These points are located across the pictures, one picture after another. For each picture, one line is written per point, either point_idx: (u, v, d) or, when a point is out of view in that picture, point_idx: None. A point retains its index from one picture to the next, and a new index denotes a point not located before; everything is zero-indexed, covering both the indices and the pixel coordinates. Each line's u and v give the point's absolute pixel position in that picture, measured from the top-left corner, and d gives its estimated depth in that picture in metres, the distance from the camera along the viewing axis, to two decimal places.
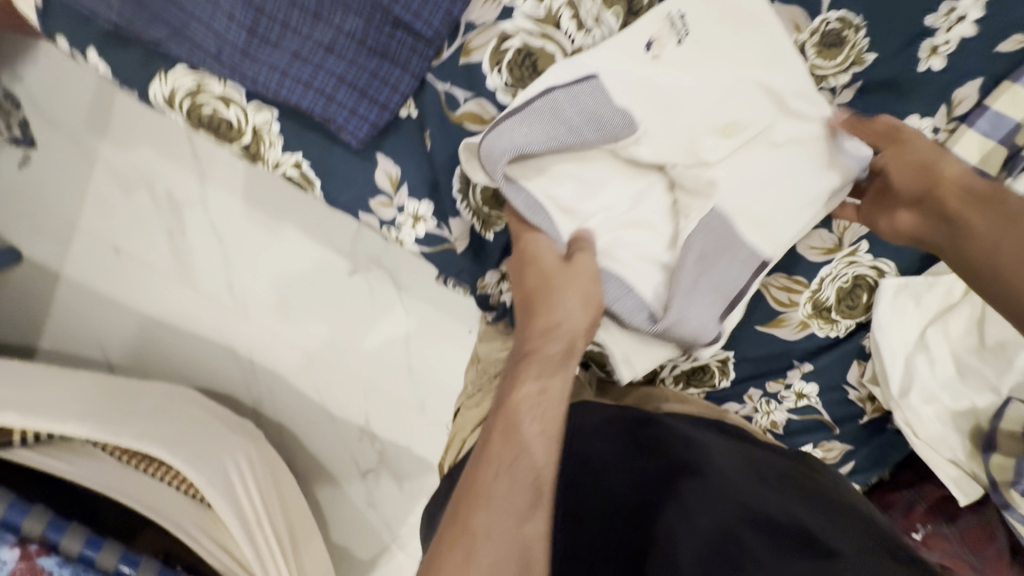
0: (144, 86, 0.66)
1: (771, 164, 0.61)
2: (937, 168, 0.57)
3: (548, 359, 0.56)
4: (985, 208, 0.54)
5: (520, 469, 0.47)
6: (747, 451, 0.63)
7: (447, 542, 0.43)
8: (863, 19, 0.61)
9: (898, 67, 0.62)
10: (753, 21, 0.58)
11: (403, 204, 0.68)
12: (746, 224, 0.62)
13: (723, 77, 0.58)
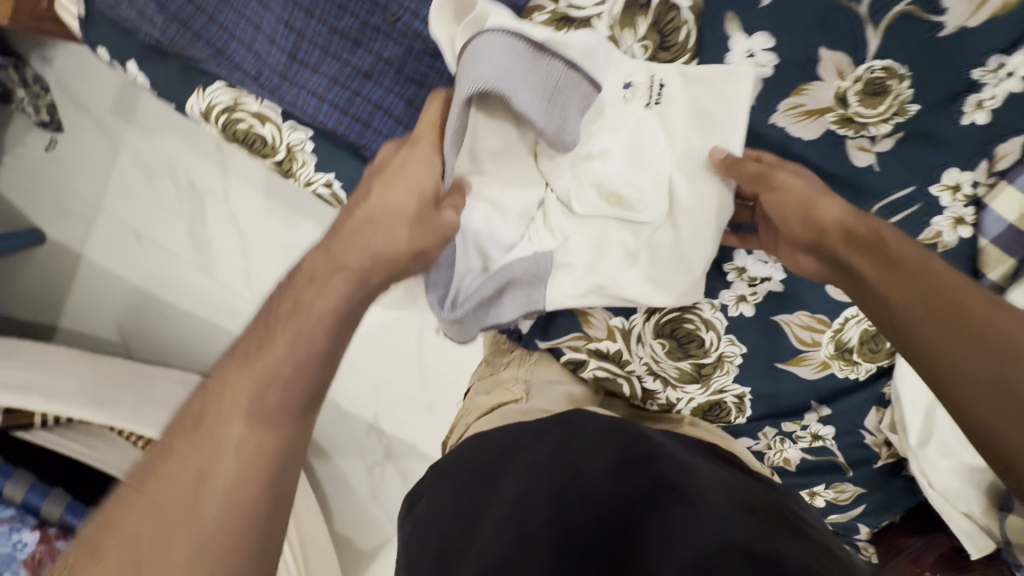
0: (181, 100, 0.66)
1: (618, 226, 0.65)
2: (920, 269, 0.51)
3: (350, 273, 0.50)
4: (963, 329, 0.48)
5: (300, 359, 0.47)
6: (747, 485, 0.58)
7: (189, 430, 0.45)
8: (908, 70, 0.60)
9: (942, 119, 0.61)
10: (716, 106, 0.59)
11: None
12: (552, 288, 0.66)
13: (661, 154, 0.61)
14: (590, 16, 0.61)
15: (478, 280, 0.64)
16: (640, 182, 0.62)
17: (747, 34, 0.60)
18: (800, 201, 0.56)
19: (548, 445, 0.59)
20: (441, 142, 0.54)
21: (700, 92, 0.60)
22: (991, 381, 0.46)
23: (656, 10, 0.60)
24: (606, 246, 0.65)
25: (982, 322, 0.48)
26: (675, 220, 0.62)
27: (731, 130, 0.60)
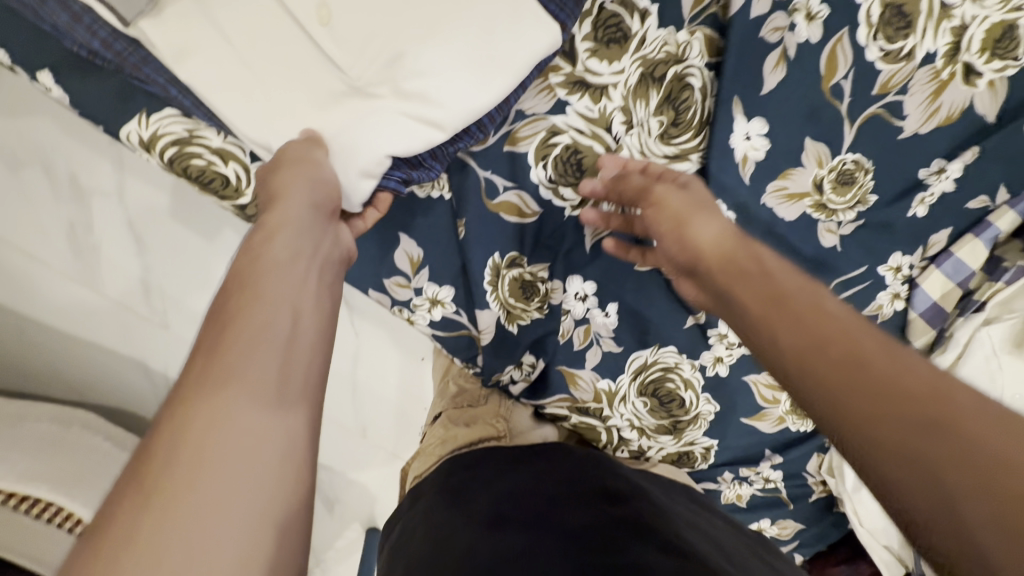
0: (115, 125, 0.55)
1: (348, 113, 0.50)
2: (830, 322, 0.37)
3: None
4: (899, 404, 0.32)
5: None
6: (706, 518, 0.59)
7: None
8: (871, 164, 0.67)
9: (895, 212, 0.69)
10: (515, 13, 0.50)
11: (421, 287, 0.64)
12: (188, 61, 0.48)
13: (430, 16, 0.49)
14: (606, 84, 0.59)
15: None
16: (367, 36, 0.49)
17: (747, 117, 0.62)
18: (675, 217, 0.50)
19: (520, 472, 0.57)
20: None
21: (495, 16, 0.50)
22: (972, 500, 0.28)
23: (669, 86, 0.60)
24: (307, 104, 0.50)
25: (927, 391, 0.31)
26: (393, 93, 0.49)
27: (519, 61, 0.51)
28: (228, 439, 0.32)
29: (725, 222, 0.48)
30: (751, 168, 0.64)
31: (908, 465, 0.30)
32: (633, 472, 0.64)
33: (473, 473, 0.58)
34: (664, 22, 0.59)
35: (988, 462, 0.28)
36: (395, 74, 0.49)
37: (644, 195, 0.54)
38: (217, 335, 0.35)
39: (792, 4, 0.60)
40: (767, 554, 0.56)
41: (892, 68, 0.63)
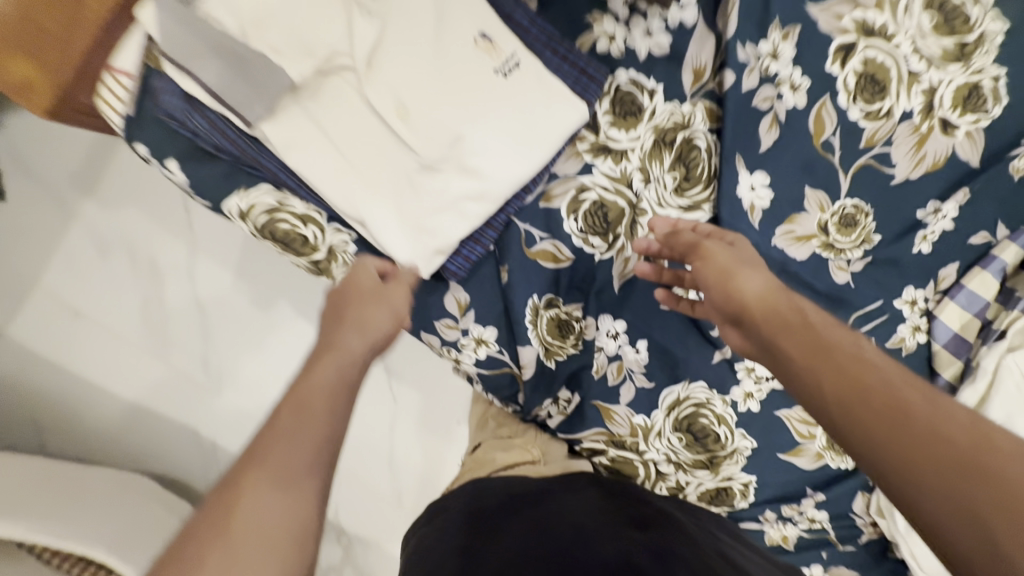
0: (219, 199, 0.65)
1: (418, 184, 0.61)
2: (871, 373, 0.42)
3: None
4: (944, 453, 0.37)
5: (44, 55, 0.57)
6: (736, 544, 0.60)
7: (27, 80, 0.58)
8: (870, 207, 0.74)
9: (902, 249, 0.75)
10: (555, 99, 0.62)
11: (468, 328, 0.70)
12: (289, 145, 0.59)
13: (483, 103, 0.60)
14: (624, 148, 0.69)
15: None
16: (433, 121, 0.59)
17: (750, 171, 0.71)
18: (720, 270, 0.55)
19: (551, 504, 0.60)
20: None
21: (536, 104, 0.62)
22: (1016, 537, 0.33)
23: (679, 147, 0.70)
24: (383, 177, 0.61)
25: (971, 443, 0.37)
26: (455, 166, 0.61)
27: (555, 138, 0.63)
28: (255, 515, 0.37)
29: (767, 277, 0.55)
30: (759, 215, 0.72)
31: (954, 509, 0.35)
32: (663, 500, 0.67)
33: (505, 505, 0.62)
34: (670, 98, 0.69)
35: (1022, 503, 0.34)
36: (459, 154, 0.60)
37: (695, 251, 0.59)
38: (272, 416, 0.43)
39: (777, 79, 0.70)
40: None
41: (874, 125, 0.72)
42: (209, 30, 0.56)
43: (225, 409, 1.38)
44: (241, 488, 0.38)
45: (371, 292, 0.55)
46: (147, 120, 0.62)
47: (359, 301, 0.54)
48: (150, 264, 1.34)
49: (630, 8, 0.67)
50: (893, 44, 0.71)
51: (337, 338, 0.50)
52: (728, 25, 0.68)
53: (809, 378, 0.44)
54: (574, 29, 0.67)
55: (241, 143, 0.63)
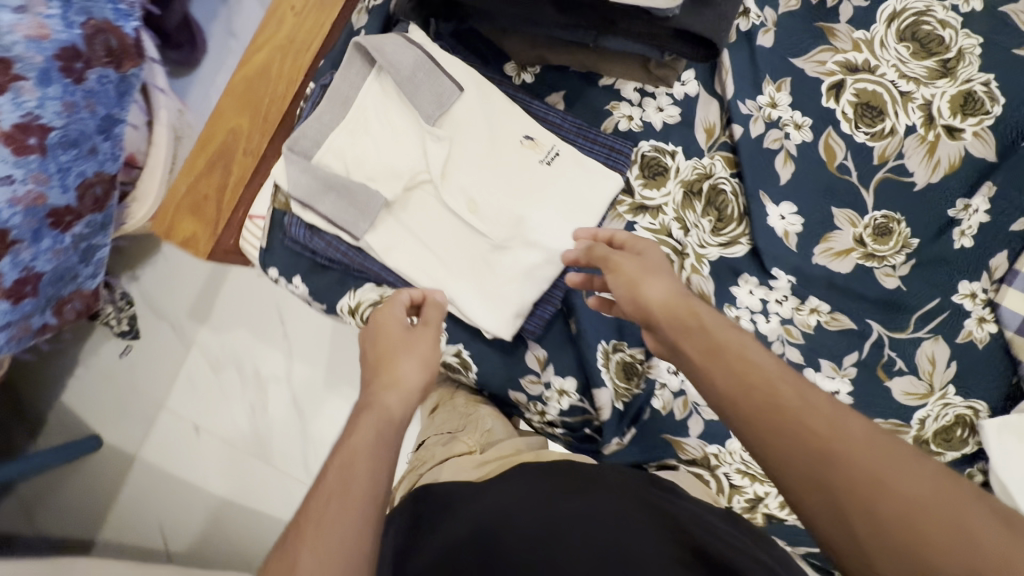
0: (333, 301, 0.79)
1: (491, 262, 0.74)
2: (755, 375, 0.47)
3: (212, 155, 0.78)
4: (802, 442, 0.43)
5: (207, 226, 0.78)
6: (706, 516, 0.59)
7: (191, 239, 0.78)
8: (900, 215, 0.80)
9: (942, 245, 0.79)
10: (596, 171, 0.75)
11: (550, 380, 0.79)
12: (388, 249, 0.74)
13: (536, 190, 0.74)
14: (659, 203, 0.80)
15: (233, 144, 0.78)
16: (499, 210, 0.73)
17: (776, 203, 0.80)
18: (628, 282, 0.59)
19: (511, 497, 0.59)
20: (298, 95, 0.79)
21: (579, 180, 0.75)
22: (860, 515, 0.40)
23: (707, 195, 0.80)
24: (464, 260, 0.74)
25: (826, 428, 0.43)
26: (520, 243, 0.73)
27: (600, 203, 0.74)
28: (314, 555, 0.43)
29: (671, 283, 0.58)
30: (794, 240, 0.80)
31: (814, 492, 0.42)
32: (619, 475, 0.65)
33: (450, 504, 0.61)
34: (689, 156, 0.80)
35: (866, 487, 0.40)
36: (522, 232, 0.73)
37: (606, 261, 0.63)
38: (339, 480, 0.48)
39: (780, 122, 0.81)
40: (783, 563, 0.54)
41: (882, 142, 0.80)
42: (323, 172, 0.73)
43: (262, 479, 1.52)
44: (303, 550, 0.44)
45: (404, 350, 0.61)
46: (278, 249, 0.80)
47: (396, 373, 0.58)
48: (257, 375, 1.55)
49: (641, 93, 0.81)
50: (879, 74, 0.81)
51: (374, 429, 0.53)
52: (726, 88, 0.80)
53: (708, 380, 0.50)
54: (597, 116, 0.81)
55: (341, 248, 0.76)
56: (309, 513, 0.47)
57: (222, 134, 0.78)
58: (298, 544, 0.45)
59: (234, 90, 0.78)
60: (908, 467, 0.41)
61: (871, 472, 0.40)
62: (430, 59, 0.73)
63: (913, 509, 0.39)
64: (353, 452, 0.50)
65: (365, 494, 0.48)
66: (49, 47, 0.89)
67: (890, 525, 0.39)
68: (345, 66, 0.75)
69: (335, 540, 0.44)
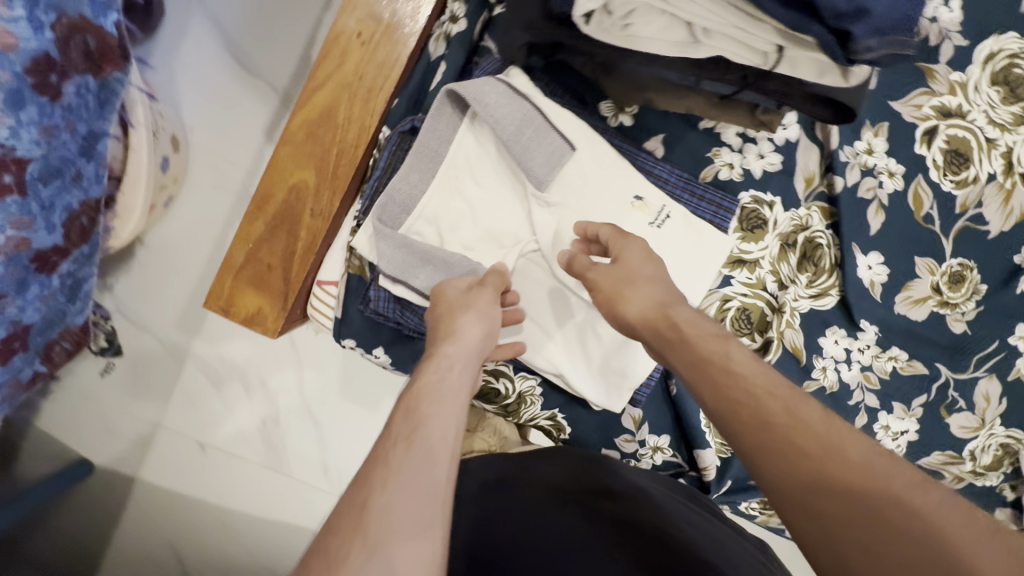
0: None
1: (599, 333, 0.72)
2: (739, 393, 0.46)
3: (271, 217, 0.66)
4: (806, 461, 0.42)
5: (270, 296, 0.67)
6: (725, 533, 0.67)
7: (253, 313, 0.68)
8: (973, 262, 0.83)
9: (1006, 290, 0.83)
10: (709, 234, 0.71)
11: (645, 438, 0.78)
12: None
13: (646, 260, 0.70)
14: (756, 257, 0.78)
15: (295, 203, 0.66)
16: None
17: (865, 253, 0.80)
18: (607, 298, 0.59)
19: (551, 494, 0.68)
20: (370, 143, 0.67)
21: (690, 245, 0.71)
22: (856, 544, 0.39)
23: (802, 247, 0.79)
24: (571, 331, 0.72)
25: (823, 446, 0.42)
26: None
27: (710, 270, 0.71)
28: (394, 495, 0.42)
29: (654, 290, 0.57)
30: (879, 290, 0.81)
31: (809, 518, 0.41)
32: (659, 491, 0.71)
33: (498, 495, 0.68)
34: (788, 207, 0.78)
35: (865, 516, 0.39)
36: None
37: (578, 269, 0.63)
38: (409, 434, 0.45)
39: (876, 170, 0.79)
40: (762, 556, 0.66)
41: (964, 191, 0.81)
42: (419, 244, 0.65)
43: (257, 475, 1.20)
44: (372, 488, 0.42)
45: (468, 312, 0.57)
46: (356, 320, 0.72)
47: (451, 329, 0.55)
48: (263, 387, 1.19)
49: (742, 138, 0.76)
50: (970, 119, 0.80)
51: (441, 385, 0.50)
52: (830, 138, 0.77)
53: (702, 391, 0.49)
54: (698, 164, 0.76)
55: None
56: (376, 456, 0.45)
57: (282, 193, 0.66)
58: (367, 484, 0.42)
59: (294, 137, 0.66)
60: (913, 496, 0.38)
61: (869, 498, 0.39)
62: (540, 114, 0.66)
63: (913, 542, 0.37)
64: (423, 397, 0.49)
65: (440, 451, 0.46)
66: (17, 62, 0.61)
67: (886, 554, 0.37)
68: (435, 116, 0.66)
69: (408, 488, 0.42)
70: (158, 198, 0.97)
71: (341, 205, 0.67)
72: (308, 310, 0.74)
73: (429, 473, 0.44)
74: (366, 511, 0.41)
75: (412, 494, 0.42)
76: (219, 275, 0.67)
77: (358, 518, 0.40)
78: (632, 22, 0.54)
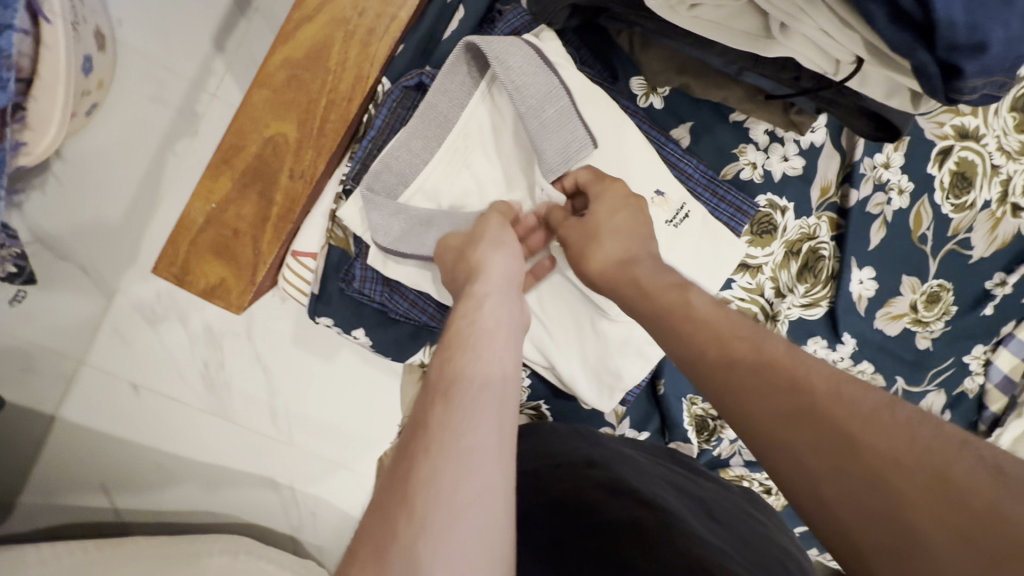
0: (403, 355, 0.68)
1: (596, 335, 0.67)
2: (703, 334, 0.44)
3: (243, 175, 0.57)
4: (782, 394, 0.38)
5: (235, 264, 0.57)
6: (714, 492, 0.65)
7: (215, 284, 0.58)
8: (951, 284, 0.85)
9: (971, 312, 0.87)
10: (726, 238, 0.67)
11: (623, 432, 0.78)
12: None
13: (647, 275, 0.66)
14: (760, 262, 0.75)
15: (273, 160, 0.56)
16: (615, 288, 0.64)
17: (860, 267, 0.79)
18: (582, 238, 0.56)
19: (534, 464, 0.64)
20: (366, 97, 0.57)
21: (703, 252, 0.67)
22: (834, 479, 0.35)
23: (805, 256, 0.77)
24: (568, 327, 0.67)
25: (792, 377, 0.39)
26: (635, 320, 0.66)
27: (718, 277, 0.68)
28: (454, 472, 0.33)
29: (624, 237, 0.55)
30: (865, 304, 0.81)
31: (782, 455, 0.37)
32: (642, 455, 0.67)
33: None
34: (800, 214, 0.75)
35: (836, 445, 0.35)
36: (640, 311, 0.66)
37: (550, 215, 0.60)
38: (449, 388, 0.38)
39: (887, 185, 0.78)
40: (749, 506, 0.66)
41: (961, 215, 0.82)
42: (415, 211, 0.58)
43: (192, 429, 0.99)
44: (414, 456, 0.34)
45: (489, 245, 0.51)
46: (335, 296, 0.64)
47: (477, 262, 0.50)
48: (204, 328, 0.95)
49: (770, 136, 0.71)
50: (982, 143, 0.79)
51: (478, 329, 0.43)
52: (855, 148, 0.75)
53: (676, 343, 0.46)
54: (721, 159, 0.71)
55: (423, 305, 0.64)
56: (415, 420, 0.37)
57: (256, 146, 0.56)
58: (410, 453, 0.35)
59: (273, 80, 0.56)
60: (881, 416, 0.35)
61: (851, 430, 0.35)
62: (568, 92, 0.58)
63: (888, 462, 0.33)
64: (467, 338, 0.42)
65: (493, 406, 0.38)
66: None
67: (860, 486, 0.34)
68: (447, 75, 0.57)
69: (457, 446, 0.34)
70: (79, 106, 0.75)
71: (321, 167, 0.57)
72: (278, 282, 0.64)
73: (482, 432, 0.36)
74: (418, 486, 0.32)
75: (462, 451, 0.34)
76: (174, 236, 0.56)
77: (400, 491, 0.33)
78: (700, 5, 0.49)
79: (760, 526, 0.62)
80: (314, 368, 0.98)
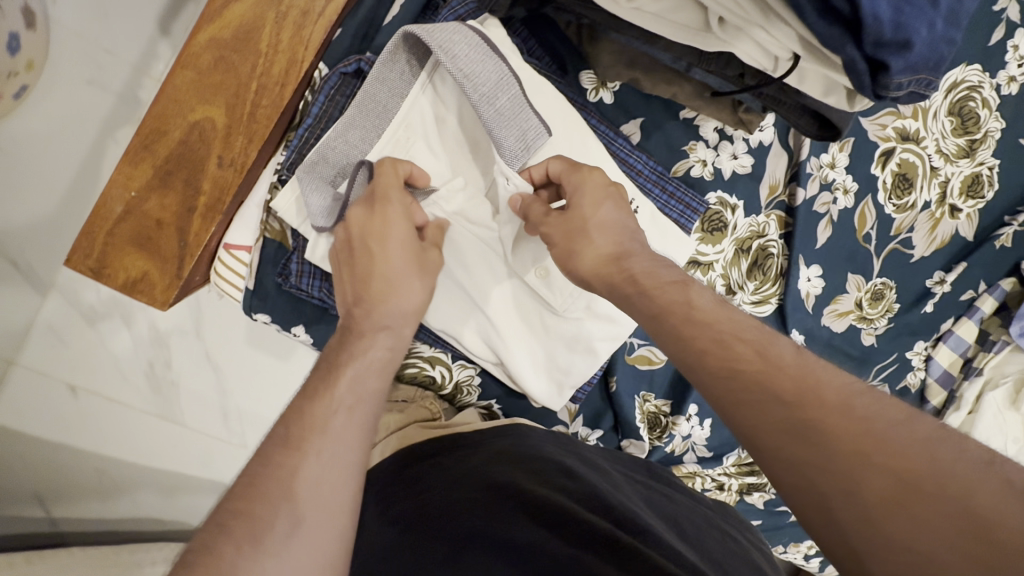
0: None
1: (547, 331, 0.66)
2: (707, 340, 0.43)
3: (166, 162, 0.53)
4: (789, 404, 0.38)
5: (160, 256, 0.54)
6: (687, 509, 0.64)
7: (136, 279, 0.54)
8: (894, 282, 0.88)
9: (913, 310, 0.90)
10: (676, 235, 0.67)
11: (577, 430, 0.78)
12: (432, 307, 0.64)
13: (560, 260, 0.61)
14: (712, 259, 0.75)
15: (201, 146, 0.53)
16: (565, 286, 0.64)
17: (808, 265, 0.81)
18: (566, 231, 0.53)
19: (504, 469, 0.58)
20: (300, 85, 0.54)
21: (652, 248, 0.66)
22: (841, 490, 0.34)
23: (755, 254, 0.78)
24: (520, 325, 0.66)
25: (798, 387, 0.38)
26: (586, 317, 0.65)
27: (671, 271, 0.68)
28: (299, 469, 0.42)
29: (612, 230, 0.53)
30: (813, 302, 0.83)
31: (786, 466, 0.37)
32: (622, 473, 0.66)
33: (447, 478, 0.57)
34: (749, 212, 0.76)
35: (846, 455, 0.35)
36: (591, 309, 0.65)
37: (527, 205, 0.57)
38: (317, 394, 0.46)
39: (833, 185, 0.79)
40: (720, 520, 0.65)
41: (903, 215, 0.84)
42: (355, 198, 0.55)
43: (136, 436, 0.94)
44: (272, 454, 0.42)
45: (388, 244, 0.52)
46: (271, 292, 0.62)
47: (391, 284, 0.51)
48: (149, 327, 0.88)
49: (719, 134, 0.71)
50: (922, 146, 0.82)
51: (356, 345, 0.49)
52: (802, 148, 0.76)
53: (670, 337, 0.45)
54: (671, 156, 0.71)
55: None
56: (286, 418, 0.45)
57: (180, 132, 0.53)
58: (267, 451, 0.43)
59: (198, 61, 0.53)
60: (895, 431, 0.35)
61: (852, 443, 0.35)
62: (517, 82, 0.57)
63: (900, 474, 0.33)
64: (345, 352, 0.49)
65: (342, 468, 0.43)
66: None
67: (873, 496, 0.33)
68: (386, 63, 0.55)
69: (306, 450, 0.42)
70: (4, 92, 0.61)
71: (250, 155, 0.54)
72: (211, 277, 0.61)
73: (316, 479, 0.42)
74: (247, 519, 0.38)
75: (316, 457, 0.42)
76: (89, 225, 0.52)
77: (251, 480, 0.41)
78: None
79: (736, 546, 0.60)
80: (263, 372, 0.91)
